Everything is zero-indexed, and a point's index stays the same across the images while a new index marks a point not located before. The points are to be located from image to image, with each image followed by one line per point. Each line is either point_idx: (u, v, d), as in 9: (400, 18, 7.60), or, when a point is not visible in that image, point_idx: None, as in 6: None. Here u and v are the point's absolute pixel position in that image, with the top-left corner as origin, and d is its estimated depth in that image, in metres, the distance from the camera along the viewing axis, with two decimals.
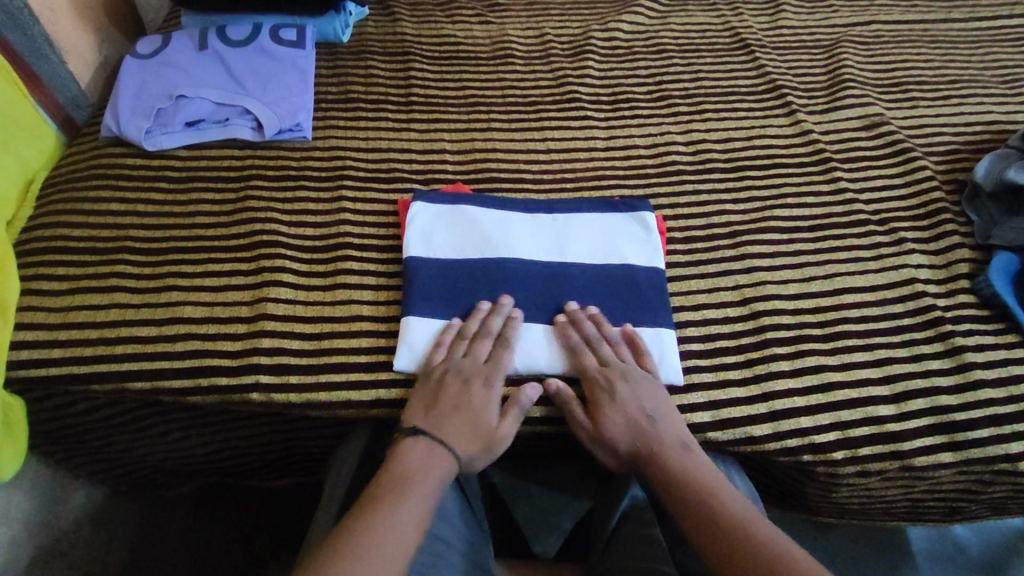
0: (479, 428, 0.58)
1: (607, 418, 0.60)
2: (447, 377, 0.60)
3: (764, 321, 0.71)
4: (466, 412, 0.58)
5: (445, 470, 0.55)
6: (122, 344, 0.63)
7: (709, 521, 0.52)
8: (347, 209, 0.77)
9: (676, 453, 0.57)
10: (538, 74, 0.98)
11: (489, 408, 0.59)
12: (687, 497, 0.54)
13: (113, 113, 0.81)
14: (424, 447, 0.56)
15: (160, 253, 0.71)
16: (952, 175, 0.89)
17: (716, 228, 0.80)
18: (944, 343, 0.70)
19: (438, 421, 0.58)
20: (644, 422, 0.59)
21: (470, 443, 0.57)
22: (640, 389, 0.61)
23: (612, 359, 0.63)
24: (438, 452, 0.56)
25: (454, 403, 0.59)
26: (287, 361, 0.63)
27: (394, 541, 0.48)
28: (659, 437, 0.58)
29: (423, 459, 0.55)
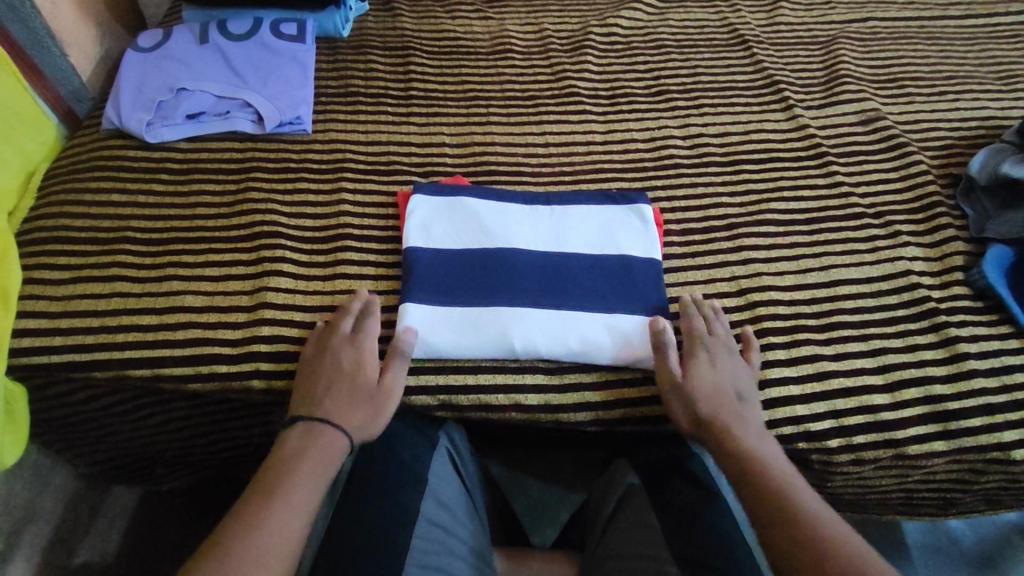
0: (361, 395, 0.58)
1: (695, 380, 0.60)
2: (316, 359, 0.60)
3: (760, 312, 0.71)
4: (338, 383, 0.58)
5: (330, 446, 0.54)
6: (122, 333, 0.63)
7: (776, 499, 0.51)
8: (346, 201, 0.77)
9: (751, 434, 0.57)
10: (537, 69, 0.98)
11: (362, 372, 0.59)
12: (755, 473, 0.54)
13: (114, 106, 0.82)
14: (306, 431, 0.55)
15: (161, 244, 0.71)
16: (947, 170, 0.89)
17: (713, 221, 0.80)
18: (938, 334, 0.70)
19: (318, 402, 0.57)
20: (734, 396, 0.60)
21: (355, 412, 0.57)
22: (735, 367, 0.62)
23: (720, 334, 0.65)
24: (321, 431, 0.55)
25: (327, 379, 0.58)
26: (286, 349, 0.64)
27: (273, 540, 0.48)
28: (737, 413, 0.59)
29: (304, 447, 0.54)
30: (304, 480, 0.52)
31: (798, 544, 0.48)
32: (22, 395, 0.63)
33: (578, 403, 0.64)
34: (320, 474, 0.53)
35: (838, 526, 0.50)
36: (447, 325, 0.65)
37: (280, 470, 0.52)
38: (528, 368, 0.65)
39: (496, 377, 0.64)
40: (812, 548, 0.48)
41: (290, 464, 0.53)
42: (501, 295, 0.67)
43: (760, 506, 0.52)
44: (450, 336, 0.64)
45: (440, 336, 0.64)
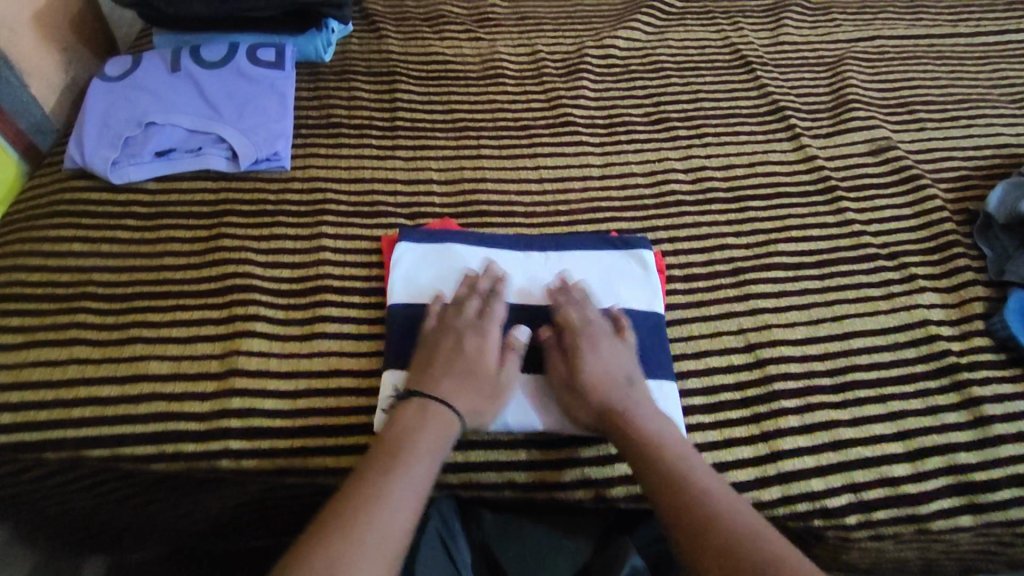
0: (479, 380, 0.57)
1: (591, 373, 0.57)
2: (441, 337, 0.59)
3: (770, 371, 0.67)
4: (467, 368, 0.57)
5: (444, 426, 0.54)
6: (80, 406, 0.58)
7: (678, 488, 0.50)
8: (327, 248, 0.72)
9: (647, 419, 0.55)
10: (530, 95, 0.93)
11: (485, 361, 0.58)
12: (651, 460, 0.52)
13: (77, 144, 0.76)
14: (420, 407, 0.55)
15: (125, 300, 0.66)
16: (963, 205, 0.85)
17: (718, 265, 0.76)
18: (960, 393, 0.66)
19: (441, 382, 0.56)
20: (619, 383, 0.57)
21: (477, 397, 0.56)
22: (615, 352, 0.59)
23: (594, 320, 0.61)
24: (435, 409, 0.54)
25: (445, 361, 0.58)
26: (259, 423, 0.59)
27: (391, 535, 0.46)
28: (630, 399, 0.56)
29: (426, 430, 0.53)
30: (419, 465, 0.50)
31: (702, 535, 0.47)
32: None
33: (575, 480, 0.59)
34: (435, 459, 0.52)
35: (743, 514, 0.48)
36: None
37: (384, 459, 0.50)
38: (522, 442, 0.60)
39: (487, 452, 0.59)
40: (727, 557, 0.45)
41: (407, 453, 0.51)
42: None
43: (660, 497, 0.50)
44: None
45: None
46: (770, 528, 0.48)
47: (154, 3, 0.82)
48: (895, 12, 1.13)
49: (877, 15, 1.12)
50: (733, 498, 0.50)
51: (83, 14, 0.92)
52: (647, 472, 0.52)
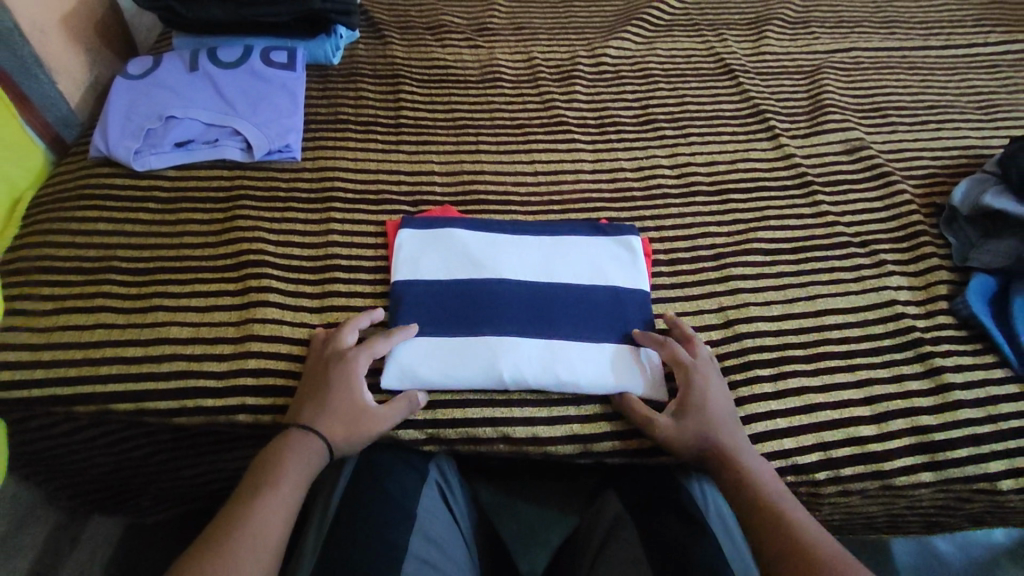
0: (342, 407, 0.58)
1: (711, 410, 0.60)
2: (319, 365, 0.62)
3: (747, 343, 0.72)
4: (334, 395, 0.59)
5: (311, 453, 0.55)
6: (105, 365, 0.63)
7: (772, 521, 0.53)
8: (335, 231, 0.77)
9: (746, 455, 0.58)
10: (526, 98, 0.99)
11: (350, 384, 0.59)
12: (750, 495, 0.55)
13: (102, 133, 0.82)
14: (298, 435, 0.57)
15: (148, 274, 0.71)
16: (931, 199, 0.91)
17: (700, 250, 0.81)
18: (924, 365, 0.72)
19: (308, 412, 0.58)
20: (728, 423, 0.60)
21: (342, 426, 0.57)
22: (719, 390, 0.63)
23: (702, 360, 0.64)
24: (303, 440, 0.56)
25: (315, 388, 0.60)
26: (272, 382, 0.63)
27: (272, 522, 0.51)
28: (733, 437, 0.59)
29: (294, 448, 0.56)
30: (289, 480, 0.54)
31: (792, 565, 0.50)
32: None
33: (566, 437, 0.63)
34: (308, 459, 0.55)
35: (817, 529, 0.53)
36: (439, 353, 0.65)
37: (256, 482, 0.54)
38: (516, 401, 0.64)
39: (483, 410, 0.63)
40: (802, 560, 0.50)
41: (274, 473, 0.54)
42: (490, 327, 0.67)
43: (753, 527, 0.54)
44: (439, 365, 0.64)
45: (424, 364, 0.64)
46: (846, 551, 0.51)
47: (175, 7, 0.88)
48: (870, 27, 1.20)
49: (853, 29, 1.19)
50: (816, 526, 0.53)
51: (106, 18, 0.98)
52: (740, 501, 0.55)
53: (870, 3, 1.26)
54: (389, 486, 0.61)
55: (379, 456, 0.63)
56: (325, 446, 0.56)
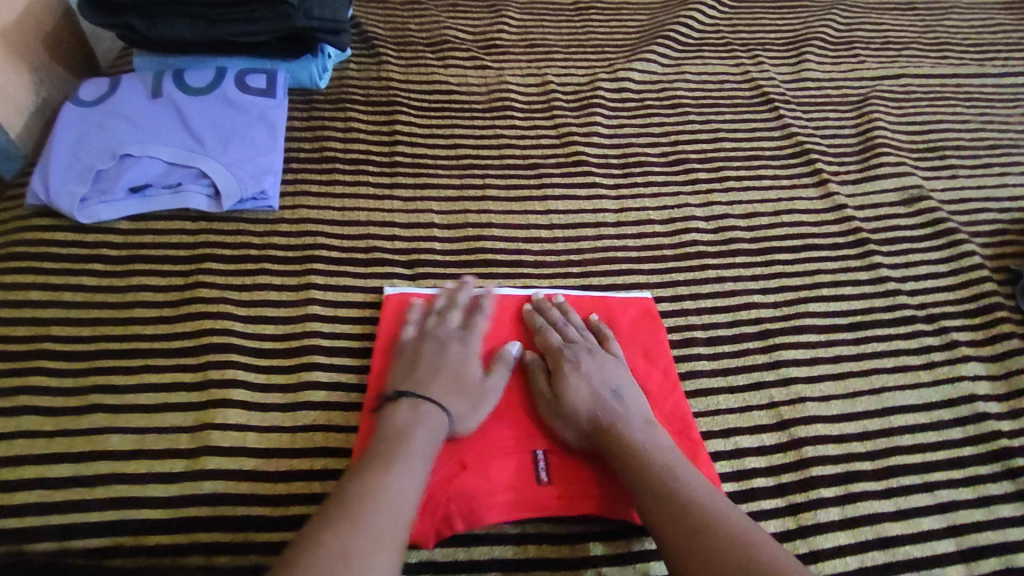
0: (467, 387, 0.56)
1: (573, 389, 0.56)
2: (403, 354, 0.58)
3: (807, 452, 0.60)
4: (441, 364, 0.57)
5: (436, 427, 0.52)
6: (26, 489, 0.51)
7: (669, 510, 0.47)
8: (317, 301, 0.66)
9: (634, 432, 0.53)
10: (539, 130, 0.87)
11: (472, 365, 0.58)
12: (640, 472, 0.50)
13: (42, 176, 0.69)
14: (410, 407, 0.53)
15: (87, 360, 0.59)
16: (1002, 262, 0.79)
17: (744, 326, 0.69)
18: (1014, 481, 0.60)
19: (428, 384, 0.55)
20: (603, 396, 0.56)
21: (461, 402, 0.55)
22: (608, 367, 0.59)
23: (569, 337, 0.62)
24: (426, 409, 0.53)
25: (416, 361, 0.57)
26: (234, 510, 0.51)
27: (406, 471, 0.48)
28: (618, 418, 0.55)
29: (416, 438, 0.51)
30: (411, 467, 0.48)
31: (693, 544, 0.44)
32: None
33: None
34: (431, 424, 0.52)
35: (729, 515, 0.46)
36: None
37: (370, 465, 0.48)
38: (532, 536, 0.54)
39: (493, 549, 0.53)
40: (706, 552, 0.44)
41: (400, 454, 0.49)
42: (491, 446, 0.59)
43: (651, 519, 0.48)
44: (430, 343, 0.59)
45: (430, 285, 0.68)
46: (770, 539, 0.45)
47: (134, 23, 0.75)
48: (920, 49, 1.08)
49: (901, 52, 1.07)
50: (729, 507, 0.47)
51: (59, 31, 0.85)
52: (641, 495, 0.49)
53: (918, 21, 1.14)
54: None
55: None
56: (445, 420, 0.53)
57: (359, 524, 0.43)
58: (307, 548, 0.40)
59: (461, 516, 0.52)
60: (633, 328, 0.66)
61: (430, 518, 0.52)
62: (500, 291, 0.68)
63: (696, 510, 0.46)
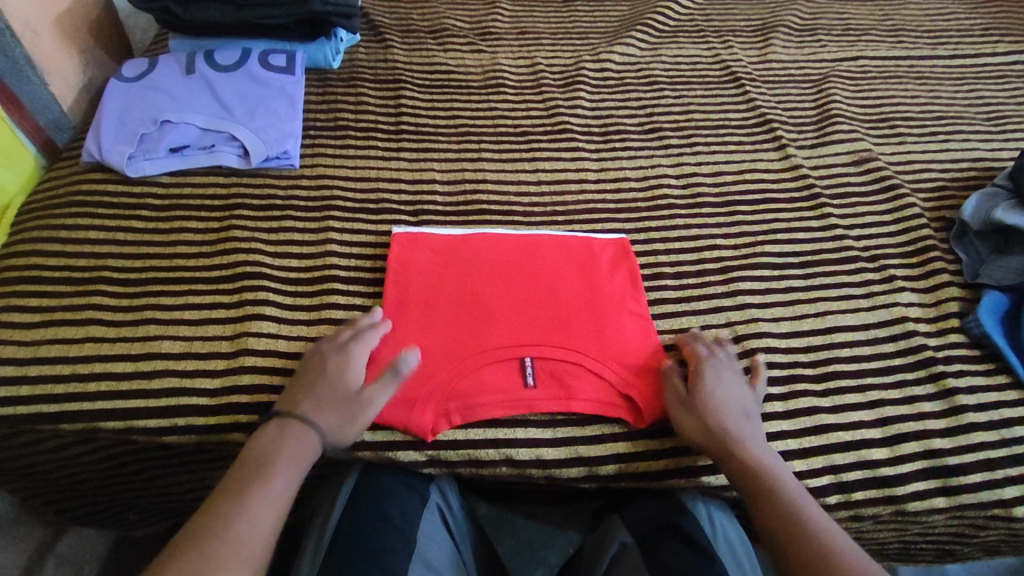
0: (341, 400, 0.58)
1: (713, 397, 0.61)
2: (291, 377, 0.61)
3: (757, 361, 0.70)
4: (318, 383, 0.58)
5: (300, 443, 0.54)
6: (94, 382, 0.61)
7: (793, 524, 0.52)
8: (334, 240, 0.76)
9: (766, 455, 0.58)
10: (529, 104, 0.97)
11: (350, 377, 0.59)
12: (760, 481, 0.55)
13: (95, 138, 0.79)
14: (278, 426, 0.56)
15: (140, 284, 0.69)
16: (940, 213, 0.89)
17: (708, 263, 0.79)
18: (936, 386, 0.70)
19: (301, 401, 0.57)
20: (738, 415, 0.60)
21: (334, 414, 0.57)
22: (739, 389, 0.63)
23: (722, 360, 0.65)
24: (293, 427, 0.55)
25: (295, 383, 0.59)
26: (268, 399, 0.61)
27: (269, 495, 0.51)
28: (747, 434, 0.59)
29: (288, 449, 0.54)
30: (268, 489, 0.52)
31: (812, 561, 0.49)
32: None
33: (567, 458, 0.62)
34: (304, 445, 0.55)
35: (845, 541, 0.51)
36: (433, 326, 0.67)
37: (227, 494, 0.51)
38: (518, 421, 0.63)
39: (485, 430, 0.62)
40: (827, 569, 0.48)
41: (265, 476, 0.52)
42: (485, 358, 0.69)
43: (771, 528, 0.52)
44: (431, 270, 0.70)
45: (431, 225, 0.79)
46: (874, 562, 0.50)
47: (173, 8, 0.86)
48: (877, 35, 1.18)
49: (860, 37, 1.18)
50: (831, 523, 0.52)
51: (101, 19, 0.96)
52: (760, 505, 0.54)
53: (876, 10, 1.24)
54: (385, 507, 0.58)
55: (379, 478, 0.61)
56: (317, 435, 0.55)
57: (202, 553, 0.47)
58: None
59: (458, 411, 0.62)
60: (611, 261, 0.76)
61: (433, 414, 0.62)
62: (493, 230, 0.77)
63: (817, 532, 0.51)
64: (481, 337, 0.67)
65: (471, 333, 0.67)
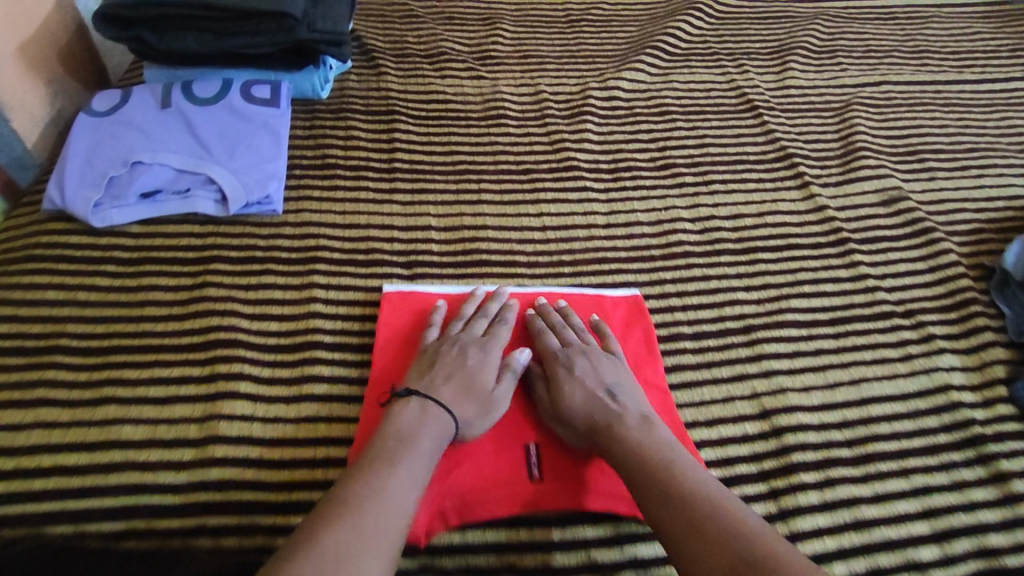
0: (478, 391, 0.57)
1: (571, 385, 0.58)
2: (423, 357, 0.60)
3: (788, 440, 0.63)
4: (457, 370, 0.58)
5: (439, 428, 0.53)
6: (43, 477, 0.54)
7: (662, 499, 0.49)
8: (319, 299, 0.69)
9: (631, 426, 0.55)
10: (532, 137, 0.91)
11: (488, 369, 0.59)
12: (629, 463, 0.52)
13: (57, 183, 0.72)
14: (419, 408, 0.55)
15: (100, 356, 0.62)
16: (979, 260, 0.82)
17: (729, 322, 0.72)
18: (987, 467, 0.62)
19: (438, 386, 0.57)
20: (599, 394, 0.58)
21: (470, 405, 0.56)
22: (599, 364, 0.60)
23: (568, 341, 0.63)
24: (436, 411, 0.54)
25: (430, 365, 0.59)
26: (241, 495, 0.54)
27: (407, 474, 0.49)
28: (613, 411, 0.56)
29: (421, 435, 0.52)
30: (411, 468, 0.49)
31: (685, 537, 0.46)
32: None
33: (581, 565, 0.55)
34: (435, 431, 0.53)
35: (722, 502, 0.48)
36: None
37: (366, 466, 0.48)
38: (524, 521, 0.57)
39: (485, 533, 0.56)
40: (701, 540, 0.45)
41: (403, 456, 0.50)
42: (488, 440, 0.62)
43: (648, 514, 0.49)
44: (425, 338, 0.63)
45: (426, 283, 0.72)
46: (780, 534, 0.45)
47: (146, 36, 0.79)
48: (901, 57, 1.12)
49: (883, 60, 1.11)
50: (714, 488, 0.49)
51: (72, 47, 0.89)
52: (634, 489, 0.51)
53: (899, 30, 1.17)
54: None
55: None
56: (453, 422, 0.54)
57: (349, 526, 0.44)
58: (305, 540, 0.42)
59: (455, 510, 0.55)
60: (625, 323, 0.69)
61: (425, 510, 0.54)
62: (494, 289, 0.70)
63: (689, 501, 0.48)
64: None
65: None
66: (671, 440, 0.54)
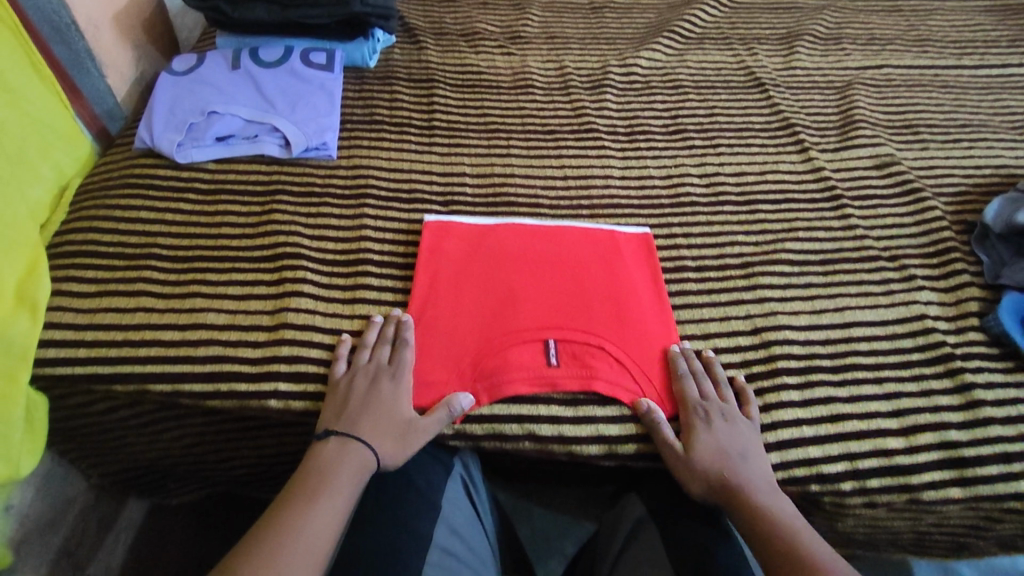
0: (395, 425, 0.61)
1: (708, 440, 0.62)
2: (336, 393, 0.63)
3: (775, 351, 0.72)
4: (369, 405, 0.61)
5: (358, 466, 0.58)
6: (144, 347, 0.65)
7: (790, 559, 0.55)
8: (368, 227, 0.79)
9: (761, 492, 0.60)
10: (557, 105, 1.01)
11: (401, 400, 0.62)
12: (760, 525, 0.57)
13: (147, 126, 0.84)
14: (338, 444, 0.59)
15: (186, 262, 0.73)
16: (962, 217, 0.90)
17: (729, 258, 0.81)
18: (953, 380, 0.71)
19: (353, 421, 0.60)
20: (733, 455, 0.61)
21: (388, 441, 0.60)
22: (736, 427, 0.63)
23: (707, 394, 0.66)
24: (355, 448, 0.59)
25: (344, 399, 0.62)
26: (306, 368, 0.65)
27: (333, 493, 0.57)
28: (747, 476, 0.60)
29: (346, 459, 0.58)
30: (332, 504, 0.56)
31: None
32: (41, 404, 0.65)
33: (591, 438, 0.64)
34: (357, 456, 0.59)
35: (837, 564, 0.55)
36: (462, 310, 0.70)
37: (298, 495, 0.56)
38: (542, 399, 0.66)
39: (509, 406, 0.65)
40: None
41: (331, 476, 0.58)
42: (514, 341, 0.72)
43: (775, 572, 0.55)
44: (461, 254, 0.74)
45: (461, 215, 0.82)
46: None
47: (222, 6, 0.92)
48: (902, 45, 1.20)
49: (885, 46, 1.20)
50: (831, 553, 0.56)
51: (154, 17, 1.02)
52: (762, 548, 0.57)
53: (902, 21, 1.26)
54: (414, 478, 0.63)
55: None
56: (371, 457, 0.59)
57: (280, 540, 0.53)
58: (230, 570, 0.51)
59: (486, 391, 0.65)
60: (634, 253, 0.79)
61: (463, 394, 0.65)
62: (520, 221, 0.80)
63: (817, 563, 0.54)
64: (510, 324, 0.69)
65: (499, 322, 0.70)
66: (791, 506, 0.60)
